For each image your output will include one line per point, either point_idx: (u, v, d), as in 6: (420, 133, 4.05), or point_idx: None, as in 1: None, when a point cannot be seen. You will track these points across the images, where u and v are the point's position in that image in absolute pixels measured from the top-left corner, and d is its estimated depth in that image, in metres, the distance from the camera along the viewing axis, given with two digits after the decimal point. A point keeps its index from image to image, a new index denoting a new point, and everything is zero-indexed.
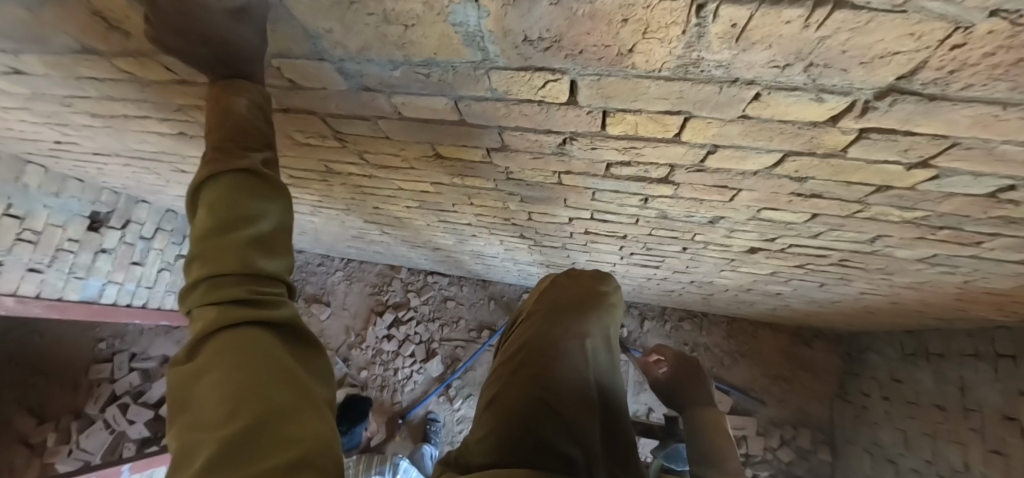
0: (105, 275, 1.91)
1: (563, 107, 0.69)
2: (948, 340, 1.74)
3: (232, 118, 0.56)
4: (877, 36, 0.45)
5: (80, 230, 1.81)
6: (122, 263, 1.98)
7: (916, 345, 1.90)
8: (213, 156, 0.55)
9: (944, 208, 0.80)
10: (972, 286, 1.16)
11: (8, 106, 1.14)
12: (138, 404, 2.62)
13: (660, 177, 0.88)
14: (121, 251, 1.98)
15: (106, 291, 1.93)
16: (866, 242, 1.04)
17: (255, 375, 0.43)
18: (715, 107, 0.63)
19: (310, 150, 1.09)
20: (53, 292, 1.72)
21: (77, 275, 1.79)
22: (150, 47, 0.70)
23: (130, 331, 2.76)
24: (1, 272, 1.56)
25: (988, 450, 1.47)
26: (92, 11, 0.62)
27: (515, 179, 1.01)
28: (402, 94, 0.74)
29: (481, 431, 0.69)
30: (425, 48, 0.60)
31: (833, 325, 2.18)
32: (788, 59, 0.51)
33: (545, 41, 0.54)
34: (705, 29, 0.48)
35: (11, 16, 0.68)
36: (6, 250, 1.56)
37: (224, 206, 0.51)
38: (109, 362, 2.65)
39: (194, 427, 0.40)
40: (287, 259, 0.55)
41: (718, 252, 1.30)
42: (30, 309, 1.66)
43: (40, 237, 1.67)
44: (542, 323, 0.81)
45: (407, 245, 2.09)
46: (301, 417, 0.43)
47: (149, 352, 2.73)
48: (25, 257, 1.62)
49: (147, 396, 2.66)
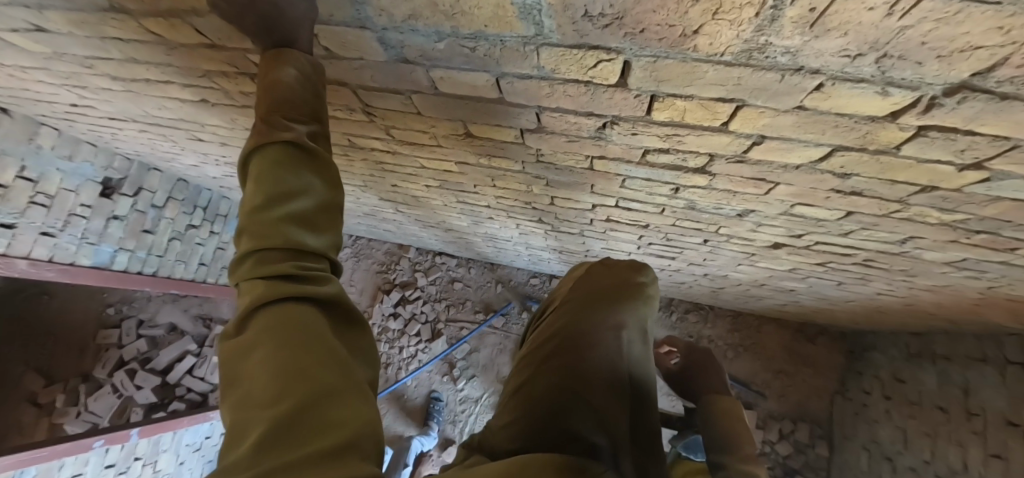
0: (116, 241, 1.90)
1: (611, 89, 0.67)
2: (955, 343, 1.75)
3: (279, 88, 0.54)
4: (965, 28, 0.42)
5: (92, 196, 1.80)
6: (133, 231, 1.98)
7: (922, 346, 1.92)
8: (260, 127, 0.54)
9: (986, 212, 0.79)
10: (994, 292, 1.15)
11: (24, 66, 1.11)
12: (146, 370, 2.70)
13: (697, 167, 0.86)
14: (133, 218, 1.96)
15: (117, 258, 1.92)
16: (895, 242, 1.03)
17: (302, 355, 0.42)
18: (772, 96, 0.60)
19: (335, 123, 1.07)
20: (65, 256, 1.72)
21: (89, 240, 1.79)
22: (182, 6, 0.67)
23: (138, 299, 2.80)
24: (15, 235, 1.55)
25: (988, 454, 1.49)
26: None
27: (545, 162, 0.99)
28: (442, 68, 0.72)
29: (509, 417, 0.70)
30: (475, 19, 0.57)
31: (839, 323, 2.19)
32: (861, 49, 0.49)
33: (606, 17, 0.52)
34: (781, 12, 0.45)
35: None
36: (19, 213, 1.57)
37: (270, 179, 0.50)
38: (117, 328, 2.70)
39: (242, 404, 0.40)
40: (332, 236, 0.54)
41: (739, 246, 1.30)
42: (43, 273, 1.65)
43: (53, 201, 1.67)
44: (576, 314, 0.82)
45: (420, 225, 2.08)
46: (348, 398, 0.42)
47: (157, 319, 2.80)
48: (38, 221, 1.62)
49: (153, 363, 2.74)
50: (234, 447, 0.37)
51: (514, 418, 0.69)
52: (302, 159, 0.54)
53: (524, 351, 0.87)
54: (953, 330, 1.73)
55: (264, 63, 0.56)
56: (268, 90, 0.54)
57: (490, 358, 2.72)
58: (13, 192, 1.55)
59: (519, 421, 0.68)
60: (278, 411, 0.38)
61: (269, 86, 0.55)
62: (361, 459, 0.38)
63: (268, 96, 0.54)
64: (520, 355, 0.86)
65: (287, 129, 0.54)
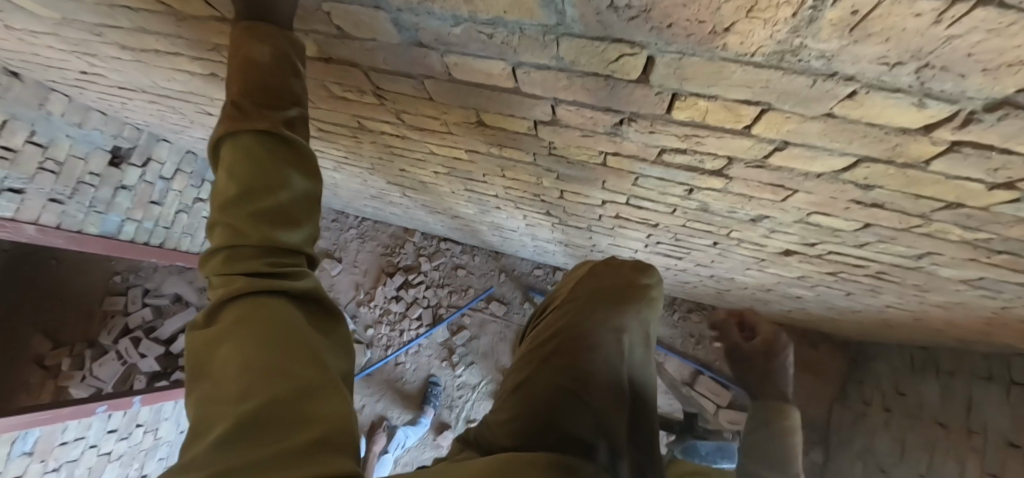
0: (125, 211, 1.91)
1: (632, 85, 0.64)
2: (961, 359, 1.73)
3: (254, 70, 0.53)
4: (1017, 41, 0.39)
5: (101, 164, 1.80)
6: (141, 202, 1.98)
7: (926, 360, 1.90)
8: (233, 113, 0.53)
9: (1011, 233, 0.76)
10: (1008, 313, 1.13)
11: (34, 31, 1.09)
12: (150, 339, 2.72)
13: (713, 169, 0.83)
14: (141, 189, 1.97)
15: (124, 228, 1.93)
16: (912, 256, 1.00)
17: (272, 351, 0.41)
18: (802, 101, 0.58)
19: (345, 104, 1.04)
20: (73, 224, 1.73)
21: (97, 209, 1.80)
22: None
23: (145, 268, 2.82)
24: (23, 200, 1.55)
25: (985, 472, 1.48)
26: None
27: (557, 154, 0.97)
28: (457, 54, 0.69)
29: (505, 415, 0.70)
30: (495, 5, 0.54)
31: (844, 332, 2.17)
32: (902, 56, 0.46)
33: (633, 9, 0.49)
34: (819, 13, 0.42)
35: None
36: (28, 178, 1.56)
37: (243, 169, 0.50)
38: (124, 296, 2.74)
39: (208, 399, 0.39)
40: (308, 228, 0.54)
41: (749, 251, 1.27)
42: (52, 240, 1.66)
43: (62, 167, 1.67)
44: (572, 315, 0.80)
45: (426, 210, 2.07)
46: (321, 393, 0.41)
47: (162, 289, 2.83)
48: (47, 187, 1.62)
49: (158, 332, 2.76)
50: (201, 444, 0.36)
51: (511, 416, 0.68)
52: (277, 147, 0.53)
53: (522, 350, 0.86)
54: (960, 346, 1.71)
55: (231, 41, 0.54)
56: (239, 71, 0.53)
57: (490, 345, 2.73)
58: (24, 156, 1.54)
59: (515, 420, 0.67)
60: (249, 408, 0.37)
61: (240, 67, 0.53)
62: (338, 455, 0.38)
63: (240, 78, 0.53)
64: (517, 354, 0.85)
65: (264, 115, 0.52)
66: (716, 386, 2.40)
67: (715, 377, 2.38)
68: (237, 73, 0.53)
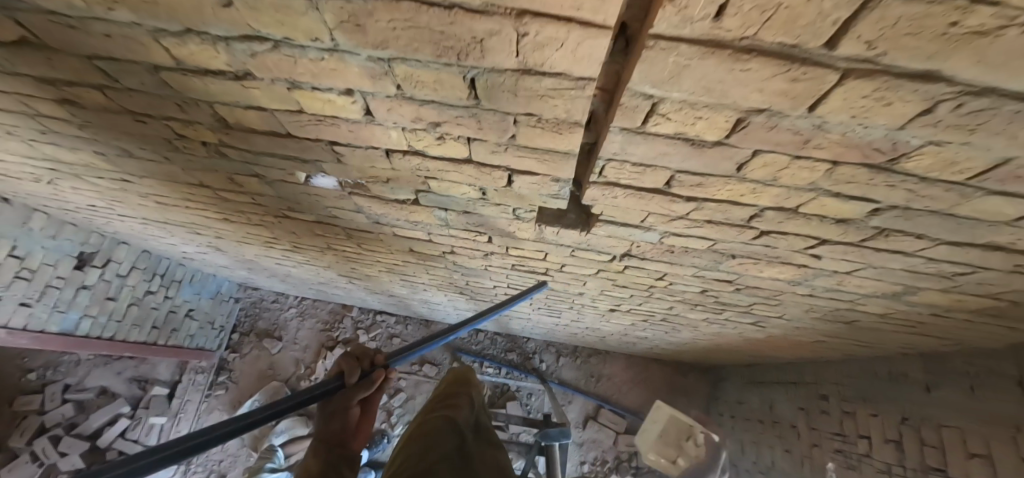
0: (82, 308, 2.61)
1: (486, 242, 1.34)
2: (763, 372, 3.07)
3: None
4: (607, 241, 1.16)
5: (69, 268, 2.52)
6: (98, 298, 2.69)
7: (750, 376, 3.21)
8: None
9: (691, 296, 1.58)
10: (742, 333, 2.07)
11: (77, 184, 1.66)
12: (71, 435, 3.19)
13: (542, 272, 1.55)
14: (99, 287, 2.68)
15: (81, 323, 2.61)
16: (669, 308, 1.83)
17: None
18: (556, 252, 1.30)
19: (325, 239, 1.68)
20: (38, 324, 2.40)
21: (59, 309, 2.49)
22: (256, 192, 1.31)
23: (64, 364, 3.34)
24: (63, 301, 2.50)
25: (791, 427, 2.69)
26: (230, 177, 1.23)
27: (460, 265, 1.66)
28: (399, 228, 1.35)
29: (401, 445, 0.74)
30: (418, 217, 1.23)
31: (700, 361, 3.47)
32: (578, 242, 1.20)
33: (475, 224, 1.20)
34: (541, 230, 1.16)
35: (182, 172, 1.28)
36: (74, 291, 2.55)
37: None
38: (41, 393, 3.21)
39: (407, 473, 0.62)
40: None
41: (592, 308, 2.03)
42: (20, 339, 2.33)
43: (68, 278, 2.51)
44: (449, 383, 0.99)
45: (367, 291, 2.76)
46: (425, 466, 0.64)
47: (85, 383, 3.34)
48: (57, 286, 2.47)
49: (79, 428, 3.23)
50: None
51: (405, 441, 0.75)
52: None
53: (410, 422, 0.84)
54: (766, 365, 3.01)
55: (351, 377, 0.70)
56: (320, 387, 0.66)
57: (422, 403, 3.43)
58: (72, 279, 2.54)
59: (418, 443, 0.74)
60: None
61: (337, 435, 0.71)
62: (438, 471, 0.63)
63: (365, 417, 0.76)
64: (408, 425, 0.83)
65: None
66: (618, 416, 3.55)
67: (616, 408, 3.53)
68: (329, 425, 0.71)
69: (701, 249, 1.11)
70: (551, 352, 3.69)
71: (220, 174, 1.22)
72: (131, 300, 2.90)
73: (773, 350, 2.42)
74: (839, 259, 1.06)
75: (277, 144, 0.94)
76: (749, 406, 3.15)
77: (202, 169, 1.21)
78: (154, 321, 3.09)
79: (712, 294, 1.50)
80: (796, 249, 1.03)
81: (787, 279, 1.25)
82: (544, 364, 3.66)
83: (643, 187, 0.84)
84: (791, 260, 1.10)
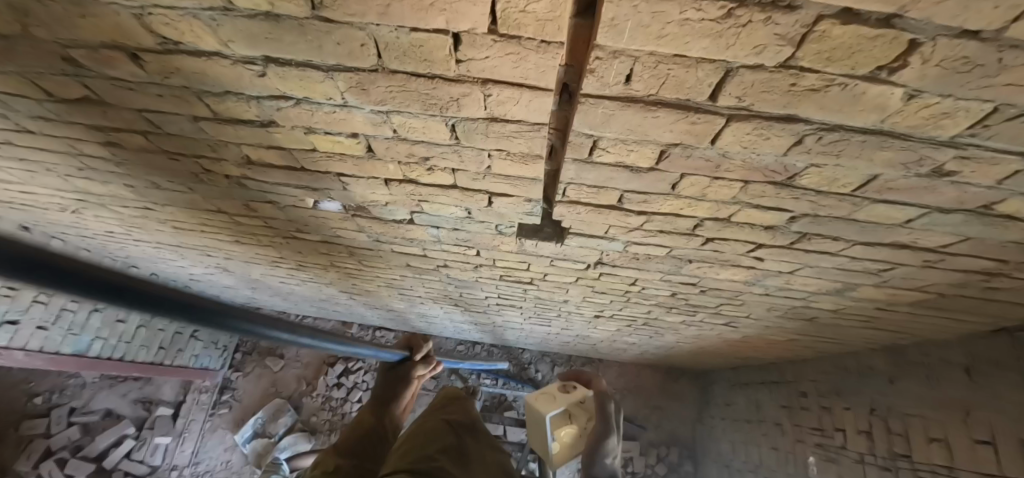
0: (94, 331, 2.73)
1: (475, 256, 1.50)
2: (747, 373, 3.21)
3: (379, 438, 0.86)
4: (579, 251, 1.32)
5: None
6: (108, 320, 2.81)
7: (737, 378, 3.33)
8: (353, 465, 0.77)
9: (664, 300, 1.74)
10: (719, 334, 2.22)
11: (102, 213, 1.82)
12: (77, 458, 3.27)
13: (527, 282, 1.70)
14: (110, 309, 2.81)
15: (92, 345, 2.73)
16: (648, 313, 1.98)
17: None
18: (538, 262, 1.46)
19: (329, 257, 1.84)
20: (52, 346, 2.53)
21: (72, 331, 2.61)
22: (270, 217, 1.47)
23: (70, 388, 3.43)
24: (76, 324, 2.63)
25: (774, 425, 2.82)
26: (247, 204, 1.40)
27: (453, 278, 1.81)
28: (397, 245, 1.51)
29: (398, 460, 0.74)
30: (414, 235, 1.39)
31: (689, 366, 3.60)
32: (555, 253, 1.36)
33: (464, 239, 1.36)
34: (522, 243, 1.32)
35: (203, 200, 1.44)
36: (86, 314, 2.68)
37: None
38: (47, 417, 3.31)
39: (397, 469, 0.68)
40: None
41: (578, 315, 2.18)
42: (35, 361, 2.45)
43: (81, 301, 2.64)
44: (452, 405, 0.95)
45: (367, 306, 2.89)
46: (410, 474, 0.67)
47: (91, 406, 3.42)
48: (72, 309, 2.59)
49: (84, 450, 3.32)
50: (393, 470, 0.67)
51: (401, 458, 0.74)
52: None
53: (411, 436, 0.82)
54: (750, 367, 3.15)
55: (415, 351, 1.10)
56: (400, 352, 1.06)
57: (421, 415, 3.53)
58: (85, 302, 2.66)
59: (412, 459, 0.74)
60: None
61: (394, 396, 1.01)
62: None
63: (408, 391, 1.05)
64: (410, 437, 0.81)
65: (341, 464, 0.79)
66: None
67: None
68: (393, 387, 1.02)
69: (661, 256, 1.27)
70: (546, 362, 3.81)
71: (238, 201, 1.38)
72: (140, 321, 3.02)
73: (753, 350, 2.57)
74: (779, 261, 1.22)
75: (292, 177, 1.11)
76: (737, 408, 3.27)
77: (223, 198, 1.37)
78: (161, 342, 3.20)
79: (681, 297, 1.66)
80: (740, 252, 1.19)
81: (742, 280, 1.41)
82: (540, 373, 3.78)
83: (601, 204, 1.01)
84: (739, 263, 1.27)
